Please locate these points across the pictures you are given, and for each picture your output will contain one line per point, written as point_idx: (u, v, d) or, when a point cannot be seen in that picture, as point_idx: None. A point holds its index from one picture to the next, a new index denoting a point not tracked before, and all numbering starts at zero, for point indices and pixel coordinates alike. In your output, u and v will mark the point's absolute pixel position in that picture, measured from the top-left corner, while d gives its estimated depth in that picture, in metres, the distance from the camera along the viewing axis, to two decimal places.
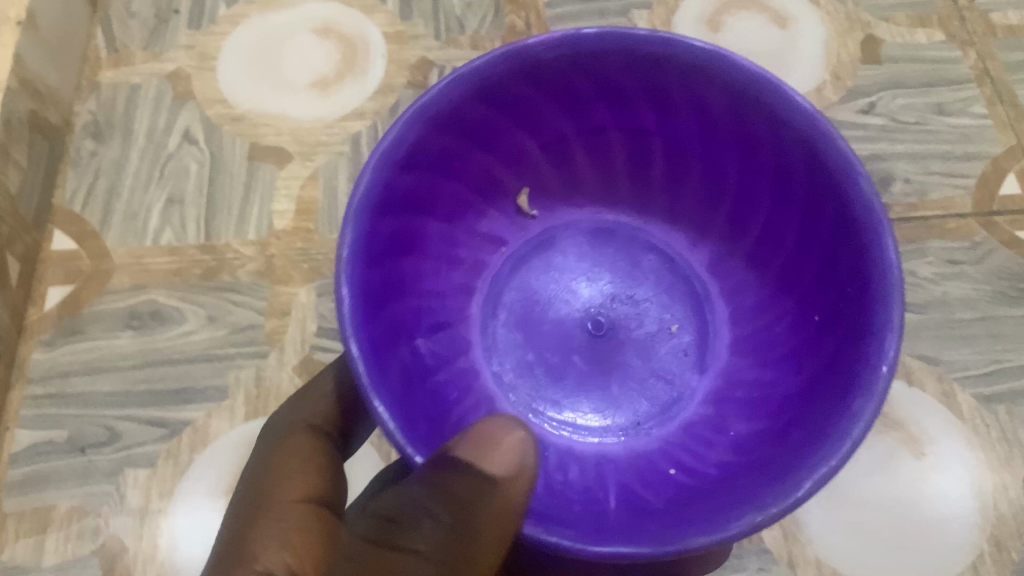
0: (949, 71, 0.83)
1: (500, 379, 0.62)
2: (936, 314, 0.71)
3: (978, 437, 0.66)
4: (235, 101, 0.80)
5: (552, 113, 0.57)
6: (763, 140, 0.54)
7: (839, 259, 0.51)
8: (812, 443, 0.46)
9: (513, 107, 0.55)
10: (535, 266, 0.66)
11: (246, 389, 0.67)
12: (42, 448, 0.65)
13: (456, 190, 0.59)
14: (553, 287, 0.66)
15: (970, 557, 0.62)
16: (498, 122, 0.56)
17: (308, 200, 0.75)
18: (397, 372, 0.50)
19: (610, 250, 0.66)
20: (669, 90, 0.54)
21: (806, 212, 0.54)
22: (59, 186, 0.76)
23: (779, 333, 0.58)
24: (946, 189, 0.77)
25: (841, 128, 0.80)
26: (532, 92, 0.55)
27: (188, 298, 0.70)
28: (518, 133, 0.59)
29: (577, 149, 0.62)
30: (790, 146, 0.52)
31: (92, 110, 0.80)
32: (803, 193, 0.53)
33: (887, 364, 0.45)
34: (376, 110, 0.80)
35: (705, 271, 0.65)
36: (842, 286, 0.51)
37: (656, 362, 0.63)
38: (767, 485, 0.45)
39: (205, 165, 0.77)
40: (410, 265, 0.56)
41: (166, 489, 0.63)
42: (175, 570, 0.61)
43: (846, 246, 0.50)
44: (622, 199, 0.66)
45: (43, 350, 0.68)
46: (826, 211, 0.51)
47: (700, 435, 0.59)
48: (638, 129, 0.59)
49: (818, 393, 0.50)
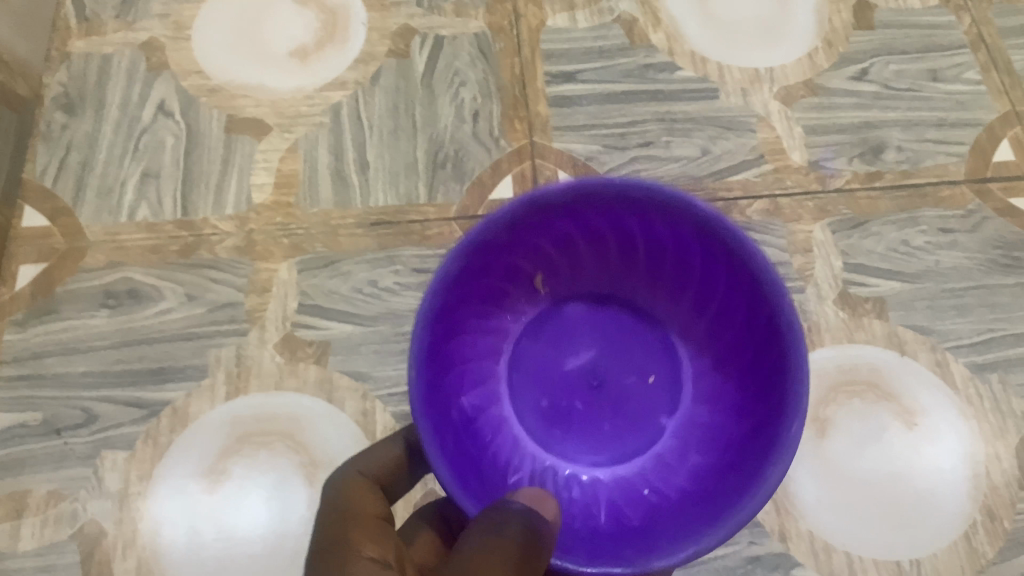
0: (943, 37, 0.82)
1: (527, 420, 0.58)
2: (930, 284, 0.70)
3: (972, 407, 0.65)
4: (212, 72, 0.78)
5: (561, 221, 0.51)
6: (717, 254, 0.49)
7: (767, 350, 0.48)
8: (740, 485, 0.45)
9: (537, 224, 0.50)
10: (548, 334, 0.60)
11: (227, 367, 0.65)
12: (17, 431, 0.63)
13: (489, 285, 0.54)
14: (558, 352, 0.60)
15: (964, 527, 0.61)
16: (521, 236, 0.51)
17: (289, 173, 0.73)
18: (453, 434, 0.48)
19: (612, 311, 0.60)
20: (647, 210, 0.49)
21: (749, 315, 0.50)
22: (30, 162, 0.73)
23: (726, 388, 0.55)
24: (940, 157, 0.76)
25: (833, 95, 0.79)
26: (532, 219, 0.49)
27: (165, 275, 0.68)
28: (540, 237, 0.52)
29: (583, 247, 0.55)
30: (737, 264, 0.48)
31: (62, 81, 0.77)
32: (745, 298, 0.49)
33: (788, 445, 0.43)
34: (357, 80, 0.78)
35: (679, 338, 0.59)
36: (769, 366, 0.48)
37: (643, 409, 0.59)
38: (702, 520, 0.45)
39: (181, 138, 0.75)
40: (458, 348, 0.53)
41: (146, 472, 0.61)
42: (157, 555, 0.59)
43: (773, 347, 0.47)
44: (610, 277, 0.59)
45: (16, 330, 0.66)
46: (761, 316, 0.48)
47: (666, 461, 0.56)
48: (626, 234, 0.53)
49: (748, 456, 0.48)
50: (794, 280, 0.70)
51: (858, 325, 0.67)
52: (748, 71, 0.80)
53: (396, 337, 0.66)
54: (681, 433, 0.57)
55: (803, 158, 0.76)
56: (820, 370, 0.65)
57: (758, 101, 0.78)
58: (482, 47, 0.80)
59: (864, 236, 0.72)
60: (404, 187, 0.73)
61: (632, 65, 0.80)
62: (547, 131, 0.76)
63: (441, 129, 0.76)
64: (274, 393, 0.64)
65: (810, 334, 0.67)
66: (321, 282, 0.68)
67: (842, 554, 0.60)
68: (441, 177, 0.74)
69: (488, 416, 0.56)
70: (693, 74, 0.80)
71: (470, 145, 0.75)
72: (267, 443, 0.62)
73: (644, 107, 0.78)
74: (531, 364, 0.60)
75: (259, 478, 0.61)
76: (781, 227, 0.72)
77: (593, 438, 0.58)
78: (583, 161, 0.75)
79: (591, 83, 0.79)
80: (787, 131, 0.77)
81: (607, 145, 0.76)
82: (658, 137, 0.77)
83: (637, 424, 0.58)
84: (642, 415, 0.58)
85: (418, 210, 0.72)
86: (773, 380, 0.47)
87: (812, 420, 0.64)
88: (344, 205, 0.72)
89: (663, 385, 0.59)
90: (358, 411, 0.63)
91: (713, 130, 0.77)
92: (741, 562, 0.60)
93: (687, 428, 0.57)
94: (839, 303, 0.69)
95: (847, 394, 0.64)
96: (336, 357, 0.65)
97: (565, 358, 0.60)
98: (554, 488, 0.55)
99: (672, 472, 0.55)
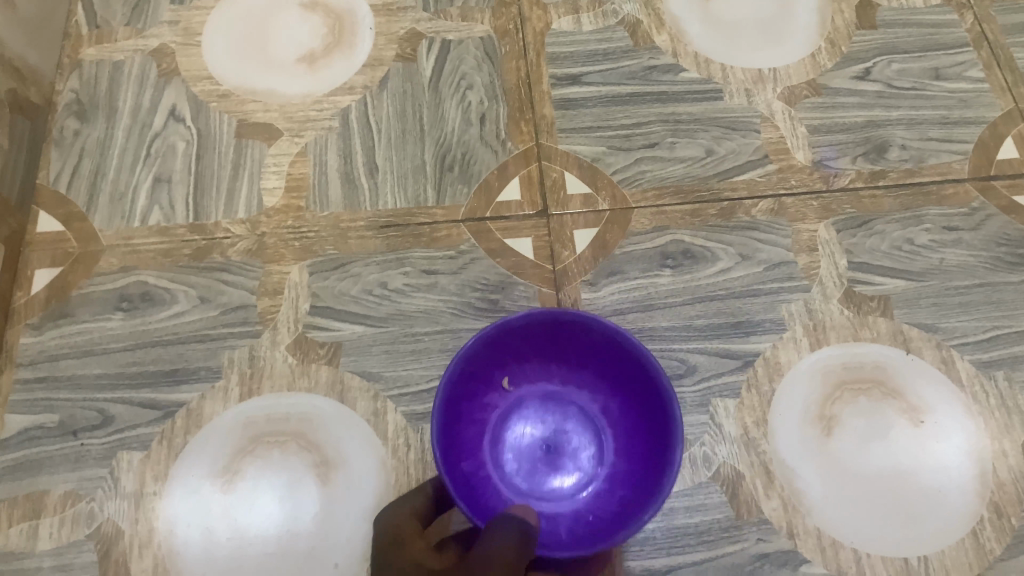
0: (946, 35, 0.83)
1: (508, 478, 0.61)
2: (935, 281, 0.70)
3: (977, 404, 0.65)
4: (222, 78, 0.79)
5: (509, 343, 0.58)
6: (597, 337, 0.57)
7: (653, 409, 0.55)
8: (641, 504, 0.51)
9: (490, 348, 0.57)
10: (509, 423, 0.64)
11: (240, 368, 0.66)
12: (33, 433, 0.64)
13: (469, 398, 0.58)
14: (514, 436, 0.64)
15: (972, 523, 0.61)
16: (480, 360, 0.57)
17: (298, 177, 0.74)
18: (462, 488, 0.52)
19: (557, 401, 0.65)
20: (571, 326, 0.57)
21: (639, 385, 0.56)
22: (43, 168, 0.74)
23: (632, 439, 0.60)
24: (943, 155, 0.76)
25: (837, 95, 0.80)
26: (498, 337, 0.56)
27: (178, 278, 0.70)
28: (496, 355, 0.59)
29: (531, 356, 0.62)
30: (618, 344, 0.55)
31: (74, 89, 0.78)
32: (632, 371, 0.56)
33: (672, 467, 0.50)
34: (365, 84, 0.79)
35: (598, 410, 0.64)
36: (657, 418, 0.54)
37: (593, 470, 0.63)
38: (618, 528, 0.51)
39: (192, 143, 0.76)
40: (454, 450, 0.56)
41: (161, 472, 0.62)
42: (172, 555, 0.59)
43: (654, 400, 0.54)
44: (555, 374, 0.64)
45: (32, 334, 0.67)
46: (645, 383, 0.55)
47: (605, 491, 0.60)
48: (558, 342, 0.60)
49: (648, 482, 0.53)
50: (800, 278, 0.70)
51: (864, 323, 0.68)
52: (752, 72, 0.81)
53: (405, 338, 0.67)
54: (608, 476, 0.61)
55: (806, 157, 0.76)
56: (826, 368, 0.66)
57: (762, 101, 0.79)
58: (487, 51, 0.81)
59: (869, 235, 0.72)
60: (412, 190, 0.74)
61: (637, 67, 0.81)
62: (552, 133, 0.77)
63: (448, 132, 0.77)
64: (286, 394, 0.64)
65: (816, 332, 0.68)
66: (331, 284, 0.69)
67: (849, 551, 0.60)
68: (448, 179, 0.74)
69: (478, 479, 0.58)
70: (697, 75, 0.81)
71: (476, 148, 0.76)
72: (279, 443, 0.62)
73: (649, 108, 0.79)
74: (501, 446, 0.63)
75: (272, 478, 0.61)
76: (786, 226, 0.73)
77: (546, 492, 0.61)
78: (589, 161, 0.76)
79: (596, 85, 0.80)
80: (791, 131, 0.78)
81: (613, 146, 0.77)
82: (663, 138, 0.77)
83: (577, 472, 0.62)
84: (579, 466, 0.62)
85: (426, 212, 0.73)
86: (659, 427, 0.54)
87: (818, 418, 0.64)
88: (353, 208, 0.73)
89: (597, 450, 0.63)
90: (369, 411, 0.64)
91: (717, 131, 0.78)
92: (750, 559, 0.60)
93: (611, 477, 0.61)
94: (844, 301, 0.69)
95: (853, 392, 0.65)
96: (347, 358, 0.66)
97: (516, 437, 0.64)
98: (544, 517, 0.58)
99: (609, 495, 0.59)
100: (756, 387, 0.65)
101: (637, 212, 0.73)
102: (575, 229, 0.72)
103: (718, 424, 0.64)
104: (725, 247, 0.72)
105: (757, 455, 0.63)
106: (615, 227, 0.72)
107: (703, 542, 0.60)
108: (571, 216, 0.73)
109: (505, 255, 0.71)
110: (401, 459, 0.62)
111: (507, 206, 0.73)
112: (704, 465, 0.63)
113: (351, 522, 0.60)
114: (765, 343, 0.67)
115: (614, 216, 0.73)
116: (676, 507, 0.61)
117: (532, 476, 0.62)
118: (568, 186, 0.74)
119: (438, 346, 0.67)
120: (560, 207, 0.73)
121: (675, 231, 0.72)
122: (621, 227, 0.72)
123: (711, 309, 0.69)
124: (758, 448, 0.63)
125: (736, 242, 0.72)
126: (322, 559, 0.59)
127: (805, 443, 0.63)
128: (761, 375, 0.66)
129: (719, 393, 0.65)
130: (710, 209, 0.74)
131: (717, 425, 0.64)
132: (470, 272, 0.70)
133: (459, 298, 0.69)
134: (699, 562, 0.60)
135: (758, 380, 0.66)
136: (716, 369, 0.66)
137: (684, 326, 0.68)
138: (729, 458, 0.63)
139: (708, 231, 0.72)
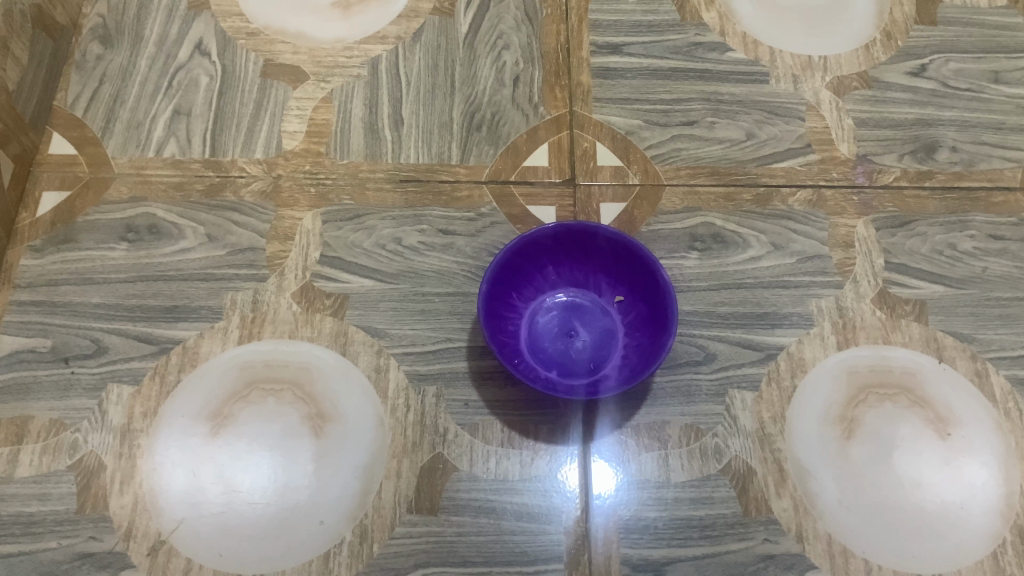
0: (1008, 38, 0.80)
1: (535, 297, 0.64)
2: (975, 290, 0.67)
3: (1010, 422, 0.61)
4: (253, 16, 0.77)
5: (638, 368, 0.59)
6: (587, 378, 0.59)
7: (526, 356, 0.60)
8: (483, 368, 0.62)
9: (647, 345, 0.60)
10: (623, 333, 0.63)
11: (242, 311, 0.63)
12: (24, 356, 0.61)
13: (640, 299, 0.62)
14: (577, 315, 0.64)
15: (991, 546, 0.57)
16: (645, 357, 0.59)
17: (321, 122, 0.72)
18: (569, 244, 0.62)
19: (639, 344, 0.61)
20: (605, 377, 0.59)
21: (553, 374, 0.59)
22: (61, 89, 0.72)
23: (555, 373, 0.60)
24: (995, 161, 0.73)
25: (888, 89, 0.76)
26: (639, 368, 0.58)
27: (187, 214, 0.67)
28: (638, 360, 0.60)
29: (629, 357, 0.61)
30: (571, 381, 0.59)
31: (101, 13, 0.77)
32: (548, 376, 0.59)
33: (471, 399, 0.61)
34: (398, 35, 0.76)
35: (707, 387, 0.62)
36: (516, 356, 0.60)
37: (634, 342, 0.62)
38: (472, 347, 0.63)
39: (216, 78, 0.74)
40: (610, 267, 0.63)
41: (151, 409, 0.60)
42: (154, 495, 0.57)
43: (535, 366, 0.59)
44: (634, 351, 0.61)
45: (32, 256, 0.65)
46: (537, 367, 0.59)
47: (528, 342, 0.62)
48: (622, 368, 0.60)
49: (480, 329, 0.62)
50: (833, 274, 0.67)
51: (895, 327, 0.65)
52: (800, 58, 0.77)
53: (415, 297, 0.64)
54: (538, 348, 0.62)
55: (850, 151, 0.73)
56: (852, 369, 0.62)
57: (809, 89, 0.76)
58: (528, 12, 0.79)
59: (909, 236, 0.69)
60: (436, 146, 0.71)
61: (682, 42, 0.78)
62: (588, 102, 0.74)
63: (480, 91, 0.74)
64: (287, 341, 0.62)
65: (845, 331, 0.64)
66: (344, 235, 0.67)
67: (860, 560, 0.57)
68: (475, 139, 0.72)
69: (568, 272, 0.64)
70: (744, 56, 0.77)
71: (508, 110, 0.73)
72: (276, 391, 0.60)
73: (690, 85, 0.76)
74: (602, 319, 0.63)
75: (264, 427, 0.59)
76: (823, 219, 0.69)
77: (560, 316, 0.64)
78: (623, 133, 0.73)
79: (637, 56, 0.77)
80: (837, 121, 0.74)
81: (649, 120, 0.74)
82: (703, 117, 0.74)
83: (550, 343, 0.62)
84: (558, 352, 0.62)
85: (449, 170, 0.70)
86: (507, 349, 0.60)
87: (839, 421, 0.60)
88: (374, 158, 0.70)
89: (578, 364, 0.61)
90: (371, 366, 0.62)
91: (760, 115, 0.74)
92: (755, 559, 0.57)
93: (541, 348, 0.62)
94: (877, 302, 0.66)
95: (879, 397, 0.61)
96: (353, 311, 0.64)
97: (590, 340, 0.62)
98: (530, 275, 0.63)
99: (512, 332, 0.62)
100: (777, 381, 0.62)
101: (668, 189, 0.70)
102: (602, 201, 0.69)
103: (734, 416, 0.61)
104: (758, 235, 0.68)
105: (771, 452, 0.60)
106: (644, 203, 0.69)
107: (706, 537, 0.57)
108: (599, 188, 0.70)
109: (526, 222, 0.68)
110: (399, 419, 0.60)
111: (533, 171, 0.70)
112: (714, 457, 0.60)
113: (342, 479, 0.58)
114: (789, 337, 0.64)
115: (643, 192, 0.70)
116: (681, 498, 0.58)
117: (571, 320, 0.64)
118: (599, 157, 0.71)
119: (448, 308, 0.64)
120: (589, 177, 0.70)
121: (707, 213, 0.69)
122: (650, 204, 0.69)
123: (736, 297, 0.66)
124: (773, 445, 0.60)
125: (770, 231, 0.68)
126: (308, 514, 0.57)
127: (823, 445, 0.60)
128: (783, 369, 0.63)
129: (737, 384, 0.62)
130: (745, 194, 0.70)
131: (731, 417, 0.61)
132: (489, 236, 0.67)
133: (475, 261, 0.66)
134: (699, 557, 0.56)
135: (780, 374, 0.63)
136: (736, 359, 0.63)
137: (706, 311, 0.65)
138: (741, 453, 0.60)
139: (741, 217, 0.69)
